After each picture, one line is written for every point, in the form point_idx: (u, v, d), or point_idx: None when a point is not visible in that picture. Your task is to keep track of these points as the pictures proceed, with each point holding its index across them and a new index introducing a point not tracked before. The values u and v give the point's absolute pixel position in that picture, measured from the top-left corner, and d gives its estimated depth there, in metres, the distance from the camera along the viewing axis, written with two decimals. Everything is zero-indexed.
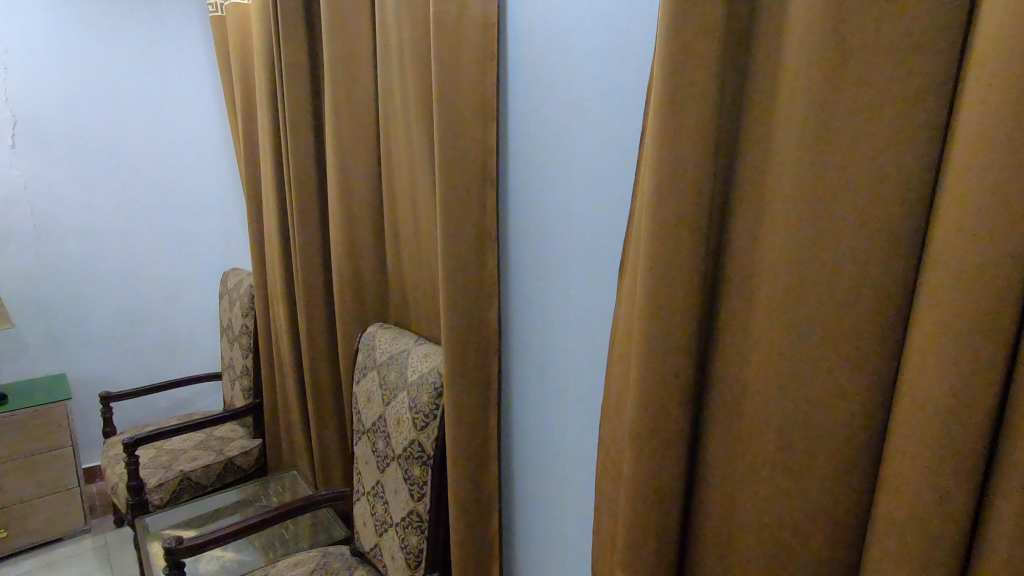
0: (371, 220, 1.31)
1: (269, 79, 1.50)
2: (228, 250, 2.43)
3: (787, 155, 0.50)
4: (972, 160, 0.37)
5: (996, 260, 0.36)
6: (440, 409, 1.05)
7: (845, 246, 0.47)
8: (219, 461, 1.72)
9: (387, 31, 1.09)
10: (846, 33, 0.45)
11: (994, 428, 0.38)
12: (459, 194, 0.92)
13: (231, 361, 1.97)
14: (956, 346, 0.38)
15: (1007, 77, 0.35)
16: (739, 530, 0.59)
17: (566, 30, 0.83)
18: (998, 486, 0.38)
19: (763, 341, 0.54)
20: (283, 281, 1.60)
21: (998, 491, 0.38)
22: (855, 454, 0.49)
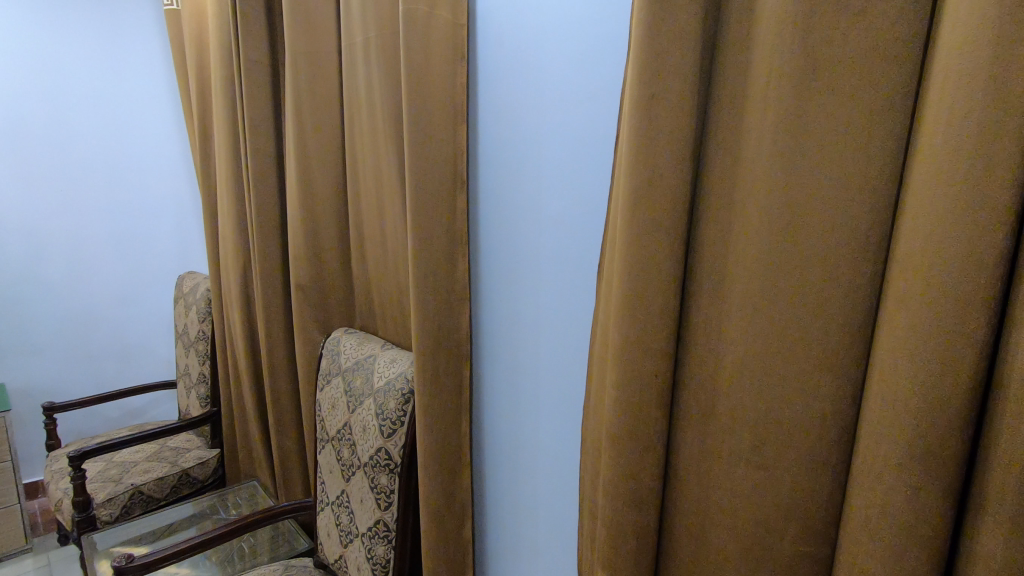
0: (336, 222, 1.28)
1: (228, 76, 1.45)
2: (183, 253, 2.33)
3: (758, 161, 0.52)
4: (940, 163, 0.39)
5: (967, 260, 0.38)
6: (407, 415, 1.03)
7: (817, 250, 0.49)
8: (173, 473, 1.65)
9: (352, 31, 1.08)
10: (813, 45, 0.47)
11: (969, 423, 0.40)
12: (431, 196, 0.91)
13: (185, 369, 1.90)
14: (928, 346, 0.40)
15: (971, 85, 0.37)
16: (715, 530, 0.60)
17: (536, 34, 0.83)
18: (982, 482, 0.40)
19: (737, 341, 0.55)
20: (242, 285, 1.55)
21: (981, 486, 0.40)
22: (827, 450, 0.51)
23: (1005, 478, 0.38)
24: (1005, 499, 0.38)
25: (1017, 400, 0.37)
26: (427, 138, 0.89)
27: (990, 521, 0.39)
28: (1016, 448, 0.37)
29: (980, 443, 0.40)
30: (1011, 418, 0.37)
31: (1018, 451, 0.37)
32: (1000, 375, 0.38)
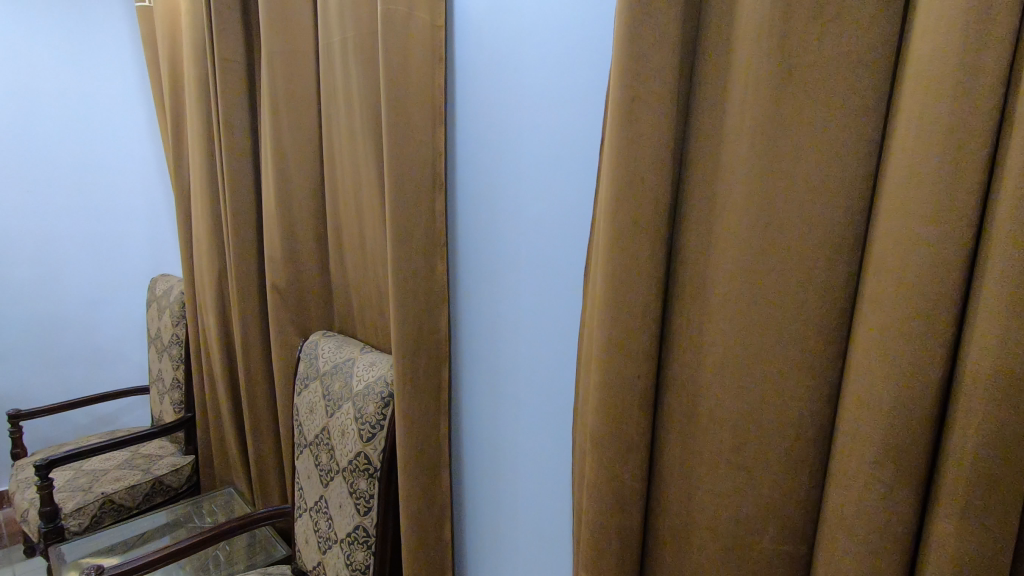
0: (313, 224, 1.26)
1: (202, 75, 1.42)
2: (156, 255, 2.28)
3: (735, 166, 0.53)
4: (909, 169, 0.41)
5: (935, 264, 0.40)
6: (387, 419, 1.02)
7: (794, 254, 0.50)
8: (145, 481, 1.60)
9: (330, 31, 1.07)
10: (788, 53, 0.49)
11: (934, 421, 0.41)
12: (411, 199, 0.91)
13: (158, 373, 1.85)
14: (899, 348, 0.41)
15: (939, 95, 0.39)
16: (695, 531, 0.61)
17: (516, 37, 0.84)
18: (939, 477, 0.42)
19: (715, 341, 0.56)
20: (216, 288, 1.52)
21: (938, 480, 0.42)
22: (803, 448, 0.52)
23: (964, 472, 0.40)
24: (961, 492, 0.40)
25: (974, 395, 0.39)
26: (407, 139, 0.89)
27: (945, 513, 0.41)
28: (979, 446, 0.39)
29: (939, 439, 0.42)
30: (968, 413, 0.39)
31: (982, 447, 0.39)
32: (958, 373, 0.40)
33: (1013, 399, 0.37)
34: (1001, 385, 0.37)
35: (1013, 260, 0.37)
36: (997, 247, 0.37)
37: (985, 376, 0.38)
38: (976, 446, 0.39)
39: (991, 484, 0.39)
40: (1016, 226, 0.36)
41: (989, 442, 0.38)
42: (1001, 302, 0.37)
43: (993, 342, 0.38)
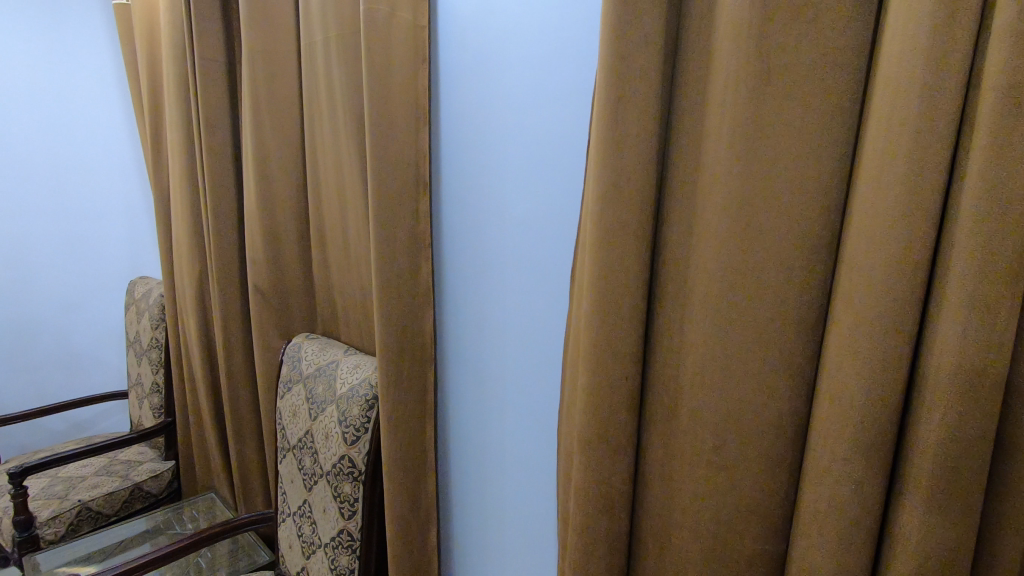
0: (296, 226, 1.25)
1: (182, 74, 1.40)
2: (134, 257, 2.24)
3: (715, 165, 0.54)
4: (880, 168, 0.42)
5: (904, 263, 0.40)
6: (371, 421, 1.01)
7: (771, 253, 0.51)
8: (124, 488, 1.57)
9: (312, 30, 1.06)
10: (766, 53, 0.49)
11: (903, 416, 0.42)
12: (395, 198, 0.90)
13: (137, 378, 1.82)
14: (871, 345, 0.42)
15: (909, 94, 0.39)
16: (676, 529, 0.61)
17: (501, 37, 0.84)
18: (905, 471, 0.43)
19: (697, 341, 0.56)
20: (197, 291, 1.50)
21: (904, 475, 0.43)
22: (780, 446, 0.53)
23: (929, 467, 0.41)
24: (924, 484, 0.41)
25: (939, 390, 0.40)
26: (391, 139, 0.88)
27: (911, 506, 0.42)
28: (944, 441, 0.40)
29: (906, 434, 0.43)
30: (933, 407, 0.40)
31: (947, 443, 0.39)
32: (924, 368, 0.41)
33: (978, 396, 0.38)
34: (967, 380, 0.38)
35: (976, 257, 0.38)
36: (960, 245, 0.38)
37: (949, 371, 0.39)
38: (943, 439, 0.40)
39: (956, 477, 0.40)
40: (978, 225, 0.37)
41: (952, 436, 0.39)
42: (968, 299, 0.38)
43: (959, 337, 0.38)
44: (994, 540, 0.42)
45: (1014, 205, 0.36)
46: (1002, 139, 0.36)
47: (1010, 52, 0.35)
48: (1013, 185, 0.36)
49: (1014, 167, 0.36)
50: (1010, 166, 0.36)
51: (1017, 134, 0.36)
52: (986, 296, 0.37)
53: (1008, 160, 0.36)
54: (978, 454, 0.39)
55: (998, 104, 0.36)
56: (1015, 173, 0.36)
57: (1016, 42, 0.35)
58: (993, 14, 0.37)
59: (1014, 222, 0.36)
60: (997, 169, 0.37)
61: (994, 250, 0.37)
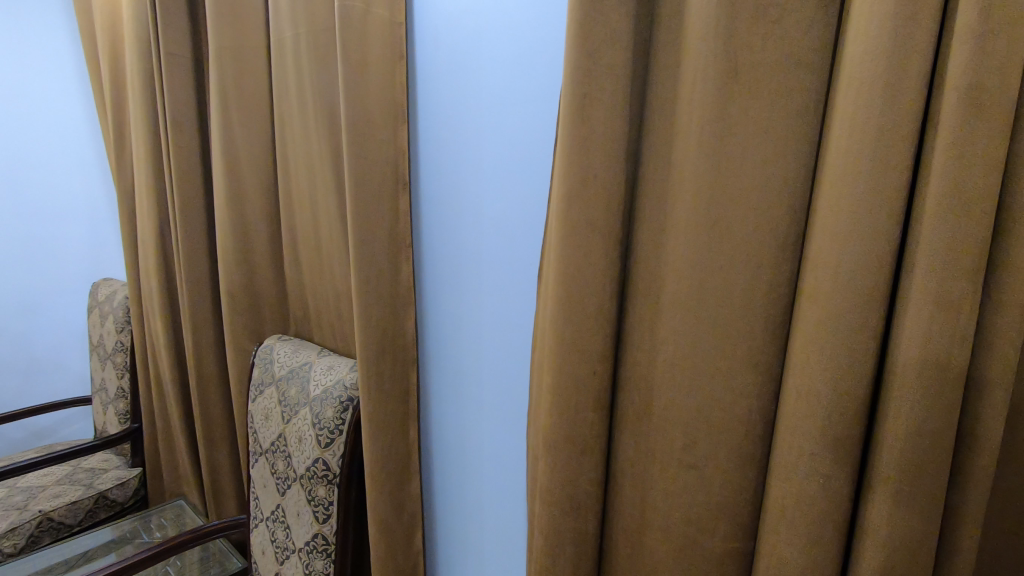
0: (268, 227, 1.23)
1: (147, 71, 1.36)
2: (98, 258, 2.17)
3: (685, 165, 0.54)
4: (844, 167, 0.42)
5: (869, 261, 0.41)
6: (346, 424, 1.00)
7: (739, 252, 0.51)
8: (88, 497, 1.52)
9: (281, 26, 1.04)
10: (733, 53, 0.50)
11: (868, 413, 0.43)
12: (371, 199, 0.88)
13: (101, 383, 1.77)
14: (836, 343, 0.43)
15: (872, 94, 0.40)
16: (649, 527, 0.62)
17: (474, 36, 0.83)
18: (872, 467, 0.43)
19: (667, 340, 0.57)
20: (164, 294, 1.46)
21: (872, 471, 0.43)
22: (750, 443, 0.53)
23: (892, 462, 0.42)
24: (891, 479, 0.42)
25: (904, 387, 0.41)
26: (366, 138, 0.87)
27: (879, 501, 0.43)
28: (906, 436, 0.41)
29: (872, 431, 0.44)
30: (898, 403, 0.41)
31: (910, 439, 0.40)
32: (891, 363, 0.42)
33: (939, 392, 0.39)
34: (928, 376, 0.39)
35: (938, 256, 0.39)
36: (924, 243, 0.39)
37: (914, 368, 0.40)
38: (906, 435, 0.41)
39: (917, 472, 0.41)
40: (941, 223, 0.38)
41: (915, 433, 0.40)
42: (930, 298, 0.39)
43: (922, 334, 0.39)
44: (954, 531, 0.43)
45: (975, 204, 0.37)
46: (963, 139, 0.37)
47: (973, 56, 0.36)
48: (972, 183, 0.37)
49: (975, 168, 0.37)
50: (971, 166, 0.37)
51: (978, 135, 0.37)
52: (949, 293, 0.38)
53: (970, 160, 0.37)
54: (940, 449, 0.40)
55: (959, 105, 0.37)
56: (977, 173, 0.37)
57: (978, 45, 0.36)
58: (955, 18, 0.38)
59: (976, 221, 0.37)
60: (959, 169, 0.38)
61: (956, 249, 0.38)
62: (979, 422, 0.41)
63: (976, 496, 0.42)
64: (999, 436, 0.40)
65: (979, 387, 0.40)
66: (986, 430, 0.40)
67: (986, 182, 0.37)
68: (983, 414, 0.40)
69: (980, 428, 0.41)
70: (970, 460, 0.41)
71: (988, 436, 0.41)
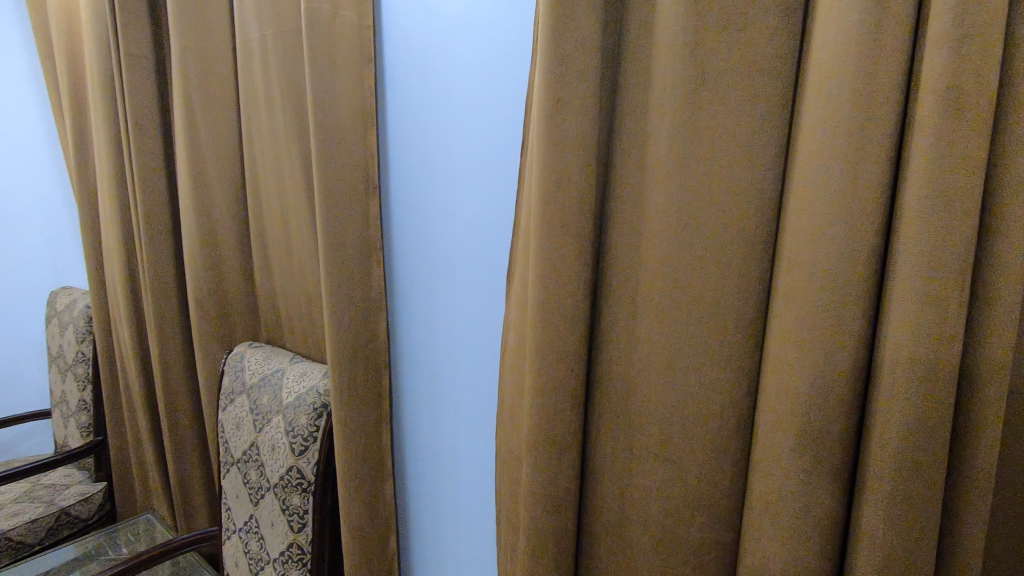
0: (237, 232, 1.20)
1: (106, 72, 1.31)
2: (58, 266, 2.10)
3: (657, 166, 0.54)
4: (816, 169, 0.43)
5: (842, 259, 0.42)
6: (320, 430, 0.98)
7: (713, 252, 0.52)
8: (49, 514, 1.47)
9: (247, 26, 1.01)
10: (703, 56, 0.50)
11: (858, 408, 0.44)
12: (342, 202, 0.87)
13: (62, 395, 1.70)
14: (817, 341, 0.44)
15: (844, 97, 0.41)
16: (630, 527, 0.62)
17: (444, 37, 0.82)
18: (865, 463, 0.44)
19: (644, 339, 0.57)
20: (129, 302, 1.42)
21: (863, 467, 0.44)
22: (733, 441, 0.54)
23: (883, 455, 0.42)
24: (884, 475, 0.42)
25: (893, 382, 0.41)
26: (335, 140, 0.86)
27: (874, 499, 0.43)
28: (895, 431, 0.41)
29: (863, 427, 0.45)
30: (887, 400, 0.42)
31: (900, 434, 0.41)
32: (877, 360, 0.43)
33: (924, 387, 0.40)
34: (915, 373, 0.40)
35: (919, 253, 0.39)
36: (906, 241, 0.40)
37: (903, 365, 0.41)
38: (899, 431, 0.41)
39: (912, 467, 0.41)
40: (921, 222, 0.39)
41: (909, 428, 0.41)
42: (912, 294, 0.40)
43: (906, 331, 0.40)
44: (953, 523, 0.44)
45: (949, 201, 0.38)
46: (938, 139, 0.38)
47: (948, 56, 0.37)
48: (950, 181, 0.38)
49: (954, 164, 0.38)
50: (948, 166, 0.38)
51: (957, 134, 0.38)
52: (935, 291, 0.39)
53: (946, 159, 0.38)
54: (934, 445, 0.41)
55: (933, 105, 0.38)
56: (952, 172, 0.38)
57: (949, 48, 0.37)
58: (926, 20, 0.39)
59: (954, 217, 0.38)
60: (935, 168, 0.38)
61: (939, 246, 0.39)
62: (974, 420, 0.41)
63: (978, 494, 0.43)
64: (993, 434, 0.41)
65: (972, 385, 0.41)
66: (985, 428, 0.41)
67: (962, 180, 0.38)
68: (973, 408, 0.41)
69: (977, 426, 0.41)
70: (969, 458, 0.42)
71: (986, 434, 0.41)
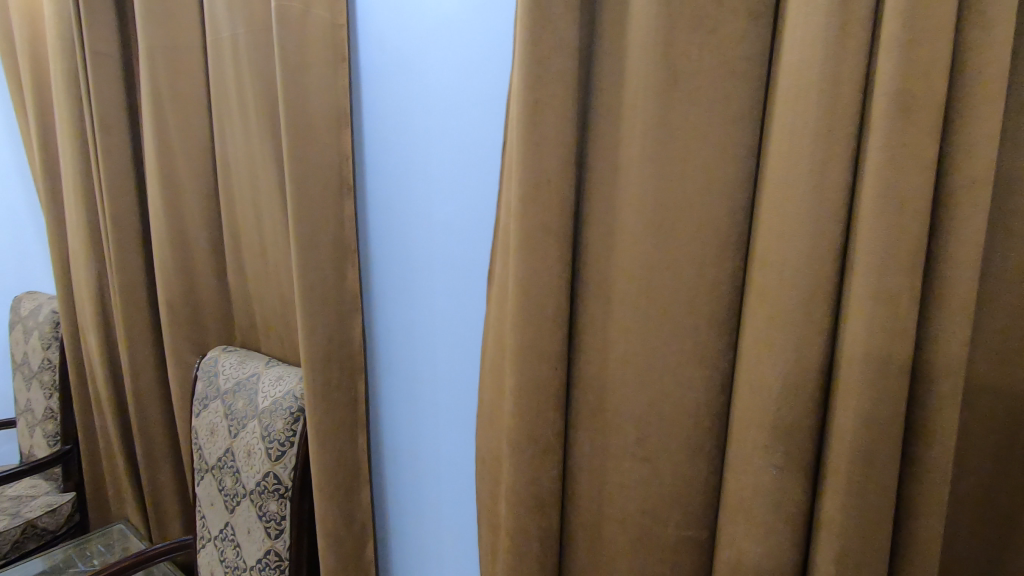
0: (209, 234, 1.18)
1: (70, 69, 1.27)
2: (22, 269, 2.04)
3: (631, 168, 0.55)
4: (785, 171, 0.44)
5: (809, 259, 0.43)
6: (297, 435, 0.97)
7: (685, 253, 0.52)
8: (15, 526, 1.42)
9: (218, 24, 0.99)
10: (674, 59, 0.51)
11: (823, 405, 0.45)
12: (316, 204, 0.86)
13: (28, 403, 1.64)
14: (786, 340, 0.44)
15: (810, 101, 0.42)
16: (607, 526, 0.62)
17: (421, 38, 0.82)
18: (827, 458, 0.45)
19: (619, 340, 0.57)
20: (97, 307, 1.38)
21: (826, 462, 0.45)
22: (703, 438, 0.55)
23: (844, 451, 0.43)
24: (845, 471, 0.43)
25: (851, 380, 0.42)
26: (308, 141, 0.84)
27: (834, 493, 0.44)
28: (855, 427, 0.42)
29: (825, 423, 0.46)
30: (846, 398, 0.43)
31: (860, 430, 0.42)
32: (839, 359, 0.44)
33: (885, 384, 0.41)
34: (880, 372, 0.41)
35: (880, 252, 0.40)
36: (864, 241, 0.41)
37: (860, 364, 0.41)
38: (858, 428, 0.42)
39: (872, 461, 0.42)
40: (880, 223, 0.40)
41: (870, 425, 0.42)
42: (870, 293, 0.40)
43: (864, 330, 0.41)
44: (911, 516, 0.45)
45: (910, 202, 0.39)
46: (899, 143, 0.39)
47: (900, 60, 0.38)
48: (911, 184, 0.39)
49: (907, 166, 0.39)
50: (908, 169, 0.39)
51: (917, 138, 0.38)
52: (894, 291, 0.40)
53: (907, 163, 0.39)
54: (890, 440, 0.42)
55: (892, 109, 0.39)
56: (913, 174, 0.39)
57: (908, 53, 0.38)
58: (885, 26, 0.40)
59: (913, 219, 0.39)
60: (897, 171, 0.39)
61: (899, 247, 0.40)
62: (934, 414, 0.42)
63: (934, 489, 0.44)
64: (951, 428, 0.42)
65: (928, 382, 0.42)
66: (941, 422, 0.42)
67: (922, 183, 0.39)
68: (931, 403, 0.42)
69: (932, 421, 0.43)
70: (924, 452, 0.44)
71: (943, 428, 0.42)
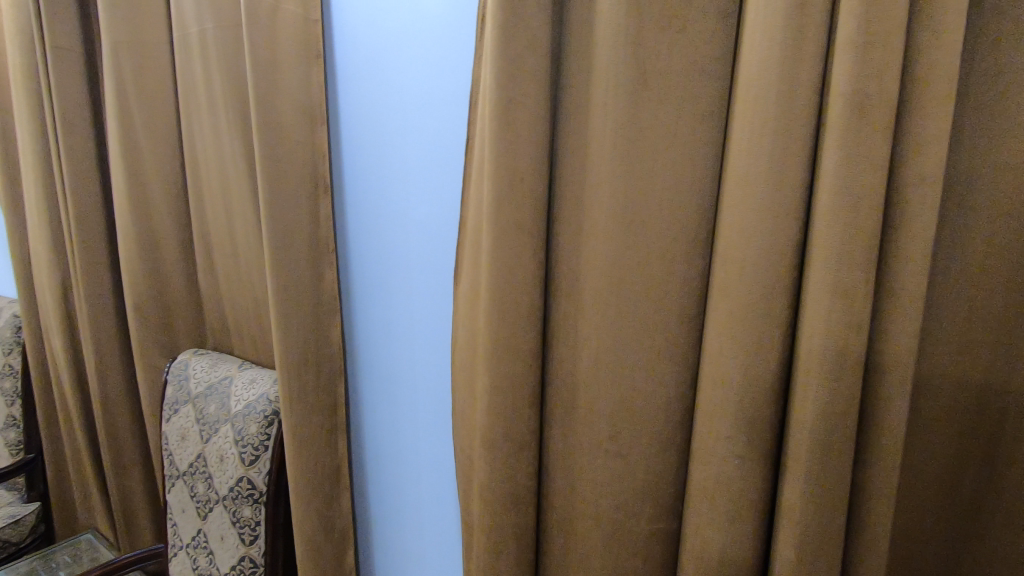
0: (179, 235, 1.16)
1: (31, 65, 1.24)
2: None
3: (599, 166, 0.55)
4: (745, 168, 0.45)
5: (770, 253, 0.44)
6: (271, 438, 0.96)
7: (652, 249, 0.53)
8: None
9: (185, 20, 0.98)
10: (640, 58, 0.52)
11: (784, 394, 0.47)
12: (287, 203, 0.85)
13: None
14: (749, 333, 0.46)
15: (769, 100, 0.43)
16: (579, 520, 0.63)
17: (395, 35, 0.82)
18: (788, 446, 0.46)
19: (589, 335, 0.58)
20: (62, 311, 1.35)
21: (786, 449, 0.46)
22: (670, 429, 0.56)
23: (803, 439, 0.45)
24: (804, 457, 0.45)
25: (810, 371, 0.44)
26: (279, 140, 0.84)
27: (793, 480, 0.46)
28: (813, 415, 0.44)
29: (786, 412, 0.47)
30: (806, 387, 0.44)
31: (818, 417, 0.43)
32: (798, 349, 0.45)
33: (843, 373, 0.43)
34: (837, 360, 0.42)
35: (839, 247, 0.41)
36: (822, 236, 0.42)
37: (819, 354, 0.43)
38: (815, 416, 0.44)
39: (828, 448, 0.44)
40: (836, 218, 0.41)
41: (827, 413, 0.43)
42: (828, 286, 0.42)
43: (822, 322, 0.42)
44: (866, 501, 0.47)
45: (865, 198, 0.41)
46: (854, 140, 0.40)
47: (854, 61, 0.40)
48: (865, 180, 0.41)
49: (862, 164, 0.40)
50: (862, 166, 0.40)
51: (870, 136, 0.40)
52: (850, 284, 0.41)
53: (861, 160, 0.40)
54: (847, 427, 0.44)
55: (847, 109, 0.40)
56: (867, 171, 0.40)
57: (862, 55, 0.39)
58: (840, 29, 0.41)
59: (867, 214, 0.41)
60: (853, 168, 0.41)
61: (853, 241, 0.41)
62: (887, 402, 0.44)
63: (886, 476, 0.45)
64: (902, 415, 0.44)
65: (882, 370, 0.44)
66: (892, 409, 0.44)
67: (875, 180, 0.41)
68: (884, 391, 0.44)
69: (886, 409, 0.44)
70: (877, 441, 0.45)
71: (895, 414, 0.44)
